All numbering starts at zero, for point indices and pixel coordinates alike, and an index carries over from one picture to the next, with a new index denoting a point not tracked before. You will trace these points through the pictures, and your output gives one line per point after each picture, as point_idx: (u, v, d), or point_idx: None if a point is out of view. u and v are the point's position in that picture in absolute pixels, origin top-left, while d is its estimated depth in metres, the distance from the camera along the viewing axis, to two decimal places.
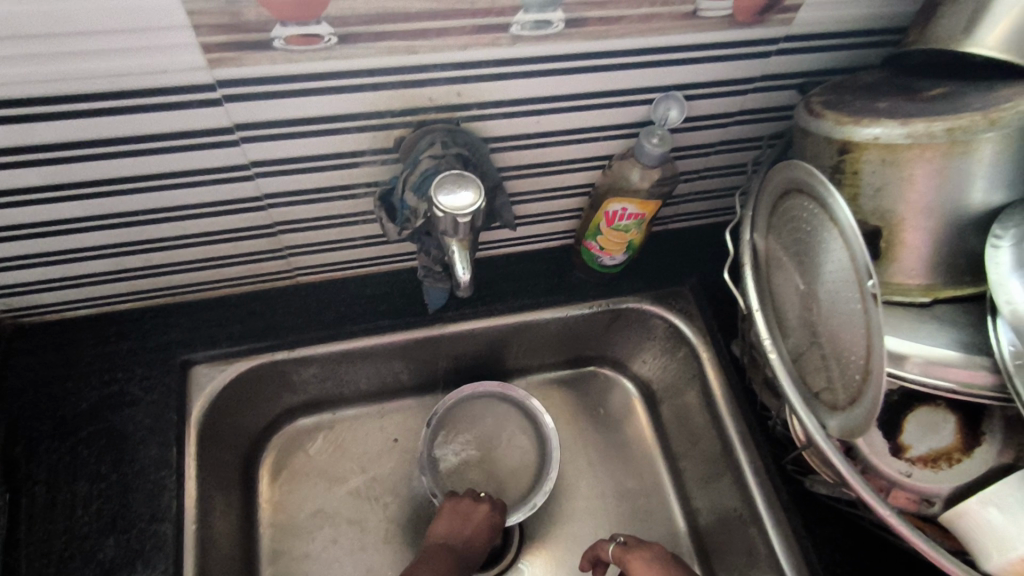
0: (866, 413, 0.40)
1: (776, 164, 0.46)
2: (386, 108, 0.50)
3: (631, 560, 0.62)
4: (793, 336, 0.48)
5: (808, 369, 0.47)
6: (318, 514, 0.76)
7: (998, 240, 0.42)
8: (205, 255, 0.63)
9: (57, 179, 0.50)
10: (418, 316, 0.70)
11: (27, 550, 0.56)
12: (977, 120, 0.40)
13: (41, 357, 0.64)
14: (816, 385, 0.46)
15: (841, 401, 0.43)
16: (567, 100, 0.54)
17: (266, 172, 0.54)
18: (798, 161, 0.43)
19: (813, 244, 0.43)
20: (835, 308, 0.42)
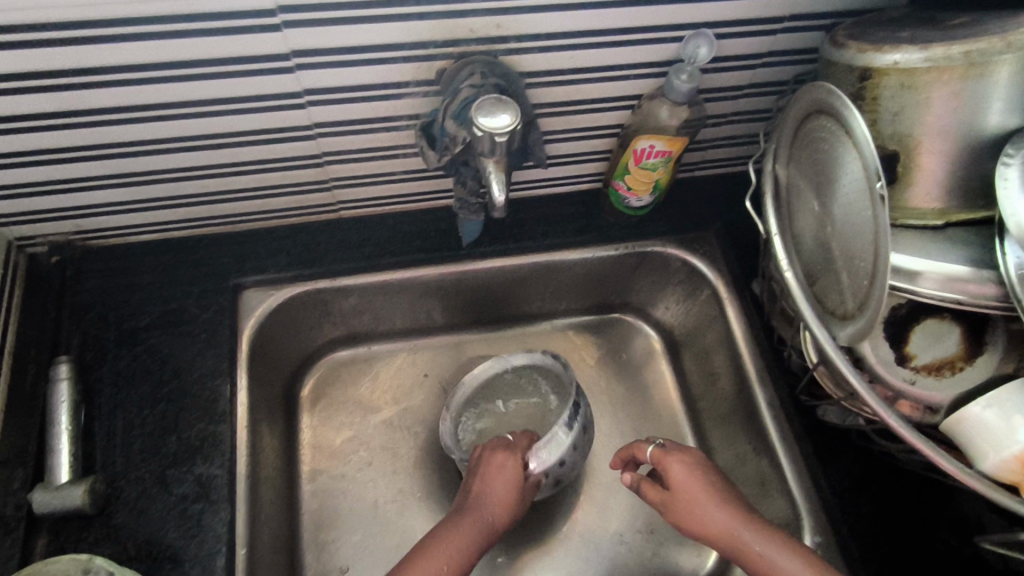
0: (873, 314, 0.43)
1: (800, 89, 0.49)
2: (430, 38, 0.54)
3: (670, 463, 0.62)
4: (809, 258, 0.51)
5: (822, 286, 0.50)
6: (355, 439, 0.78)
7: (1009, 159, 0.44)
8: (257, 183, 0.67)
9: (130, 100, 0.55)
10: (452, 251, 0.74)
11: (101, 442, 0.62)
12: (994, 42, 0.43)
13: (107, 275, 0.70)
14: (829, 299, 0.49)
15: (850, 309, 0.46)
16: (601, 35, 0.57)
17: (316, 100, 0.58)
18: (819, 83, 0.46)
19: (831, 161, 0.46)
20: (849, 219, 0.45)
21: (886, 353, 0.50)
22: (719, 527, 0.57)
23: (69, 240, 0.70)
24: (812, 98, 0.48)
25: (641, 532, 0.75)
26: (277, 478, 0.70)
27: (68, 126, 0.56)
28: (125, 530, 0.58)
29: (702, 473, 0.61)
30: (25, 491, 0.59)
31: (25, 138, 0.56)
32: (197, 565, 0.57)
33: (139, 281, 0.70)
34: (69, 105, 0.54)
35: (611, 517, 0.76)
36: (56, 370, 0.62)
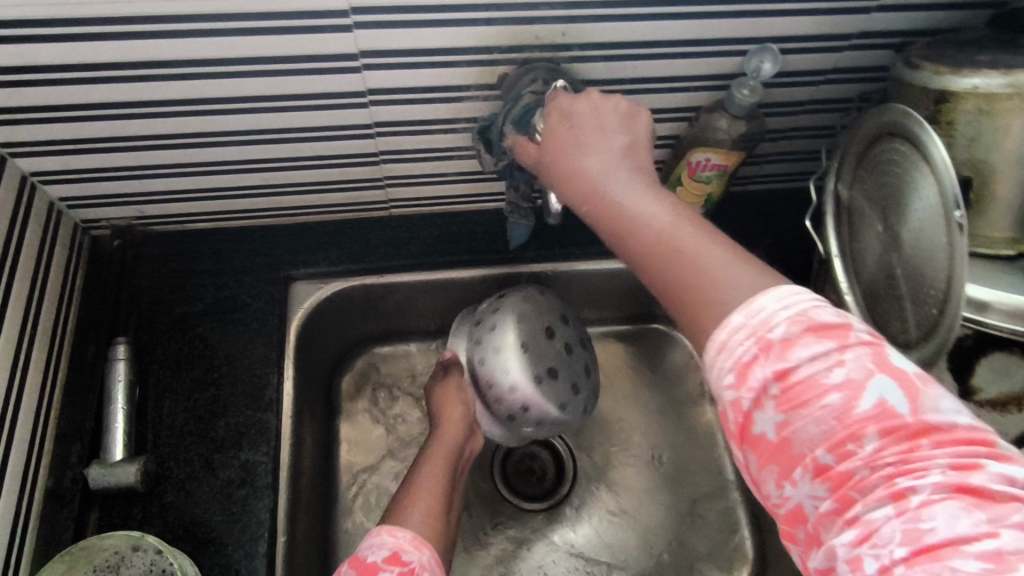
0: (940, 345, 0.43)
1: (871, 110, 0.48)
2: (496, 43, 0.54)
3: None
4: (868, 282, 0.50)
5: (880, 312, 0.49)
6: (390, 434, 0.78)
7: None
8: (314, 178, 0.69)
9: (203, 94, 0.56)
10: (499, 253, 0.74)
11: (152, 424, 0.63)
12: None
13: (164, 261, 0.72)
14: (889, 326, 0.48)
15: (914, 337, 0.46)
16: (666, 46, 0.56)
17: (379, 100, 0.59)
18: (896, 105, 0.45)
19: (903, 186, 0.45)
20: (919, 247, 0.44)
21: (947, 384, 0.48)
22: None
23: (131, 225, 0.72)
24: (885, 120, 0.47)
25: (671, 547, 0.75)
26: (316, 469, 0.72)
27: (140, 115, 0.58)
28: (173, 509, 0.60)
29: None
30: (82, 466, 0.62)
31: (99, 124, 0.58)
32: (241, 548, 0.58)
33: (195, 267, 0.72)
34: (144, 95, 0.56)
35: (642, 530, 0.75)
36: (114, 350, 0.64)
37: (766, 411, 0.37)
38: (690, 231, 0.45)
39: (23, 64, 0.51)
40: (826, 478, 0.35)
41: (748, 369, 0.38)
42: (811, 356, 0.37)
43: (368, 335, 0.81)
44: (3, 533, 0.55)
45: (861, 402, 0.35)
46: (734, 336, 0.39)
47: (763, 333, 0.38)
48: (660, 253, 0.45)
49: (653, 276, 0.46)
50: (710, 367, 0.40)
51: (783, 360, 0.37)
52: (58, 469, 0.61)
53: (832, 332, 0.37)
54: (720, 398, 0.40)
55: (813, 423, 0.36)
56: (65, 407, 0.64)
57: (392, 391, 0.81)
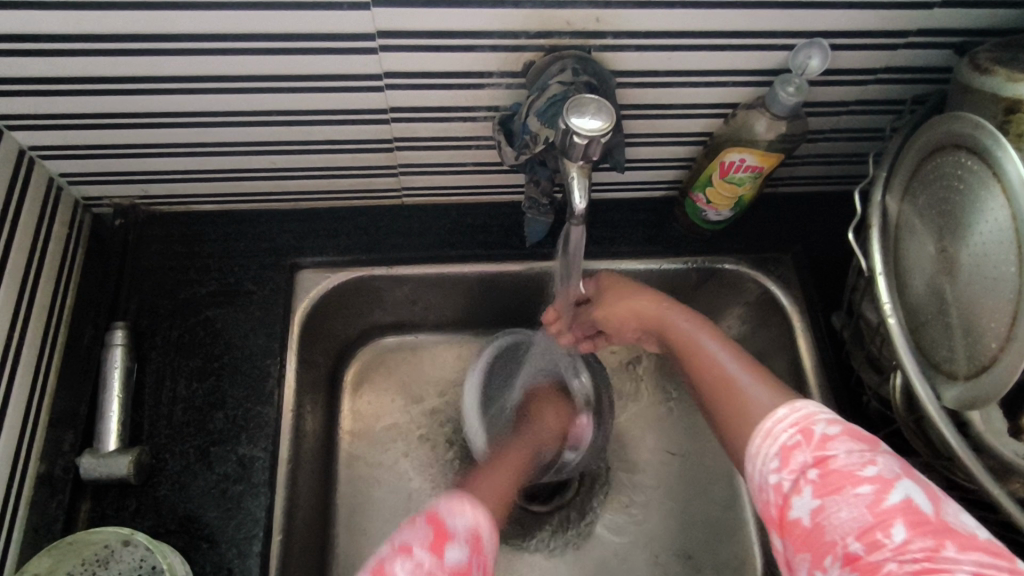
0: (996, 384, 0.39)
1: (935, 118, 0.44)
2: (523, 27, 0.50)
3: (616, 296, 0.63)
4: (914, 304, 0.46)
5: (926, 338, 0.45)
6: (394, 429, 0.76)
7: None
8: (324, 163, 0.65)
9: (209, 70, 0.53)
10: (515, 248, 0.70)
11: (149, 412, 0.61)
12: None
13: (167, 242, 0.69)
14: (936, 354, 0.44)
15: (965, 371, 0.42)
16: (706, 37, 0.52)
17: (396, 84, 0.55)
18: (965, 114, 0.41)
19: (965, 203, 0.41)
20: (979, 273, 0.40)
21: (996, 419, 0.44)
22: (686, 336, 0.59)
23: (134, 203, 0.69)
24: (949, 129, 0.43)
25: (680, 561, 0.71)
26: (316, 463, 0.69)
27: (143, 91, 0.55)
28: (167, 502, 0.58)
29: (646, 299, 0.62)
30: (74, 454, 0.60)
31: (101, 98, 0.55)
32: (234, 547, 0.56)
33: (199, 251, 0.69)
34: (147, 69, 0.53)
35: (650, 541, 0.72)
36: (110, 334, 0.62)
37: (804, 494, 0.44)
38: (733, 358, 0.55)
39: (19, 32, 0.48)
40: (855, 565, 0.41)
41: (790, 453, 0.46)
42: (848, 453, 0.45)
43: (375, 326, 0.78)
44: None
45: (891, 495, 0.42)
46: (778, 425, 0.48)
47: (803, 425, 0.47)
48: (715, 381, 0.55)
49: (702, 386, 0.56)
50: (754, 448, 0.49)
51: (821, 450, 0.45)
52: (50, 455, 0.59)
53: (864, 438, 0.45)
54: (764, 480, 0.47)
55: (848, 508, 0.43)
56: (60, 391, 0.62)
57: (397, 385, 0.78)
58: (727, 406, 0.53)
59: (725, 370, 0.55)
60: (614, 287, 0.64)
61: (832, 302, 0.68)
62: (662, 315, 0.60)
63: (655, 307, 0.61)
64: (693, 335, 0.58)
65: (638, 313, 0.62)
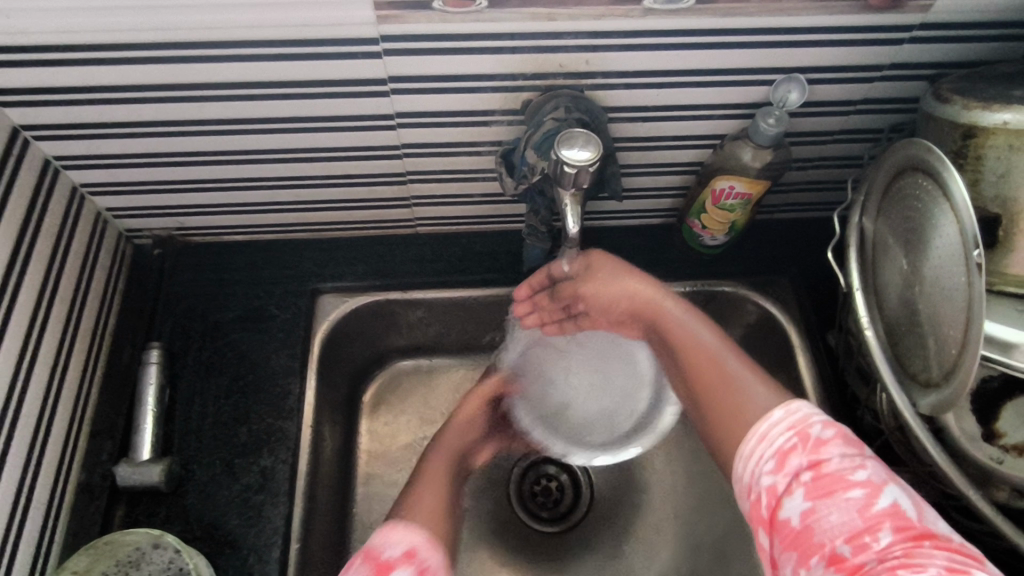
0: (958, 387, 0.41)
1: (894, 144, 0.48)
2: (521, 70, 0.55)
3: (597, 270, 0.66)
4: (890, 319, 0.49)
5: (902, 350, 0.48)
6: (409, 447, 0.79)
7: None
8: (343, 196, 0.71)
9: (239, 115, 0.59)
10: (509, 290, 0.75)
11: (180, 425, 0.66)
12: None
13: (197, 270, 0.75)
14: (910, 365, 0.47)
15: (935, 378, 0.44)
16: (691, 75, 0.57)
17: (406, 123, 0.61)
18: (916, 139, 0.45)
19: (922, 221, 0.45)
20: (939, 284, 0.43)
21: (969, 425, 0.46)
22: (661, 314, 0.63)
23: (171, 235, 0.76)
24: (905, 154, 0.47)
25: None
26: (333, 478, 0.73)
27: (182, 133, 0.61)
28: (194, 510, 0.62)
29: (630, 275, 0.65)
30: (111, 463, 0.64)
31: (146, 141, 0.62)
32: (255, 553, 0.60)
33: (229, 278, 0.74)
34: (185, 114, 0.59)
35: (657, 560, 0.74)
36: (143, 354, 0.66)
37: (796, 496, 0.46)
38: (730, 352, 0.59)
39: (78, 83, 0.55)
40: (841, 566, 0.42)
41: (786, 456, 0.48)
42: (839, 457, 0.47)
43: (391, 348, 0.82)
44: (37, 520, 0.58)
45: (879, 499, 0.44)
46: (775, 428, 0.50)
47: (798, 429, 0.49)
48: (711, 366, 0.58)
49: (694, 369, 0.60)
50: (749, 451, 0.51)
51: (815, 455, 0.47)
52: (90, 464, 0.65)
53: (855, 446, 0.47)
54: (757, 481, 0.49)
55: (837, 512, 0.44)
56: (101, 405, 0.68)
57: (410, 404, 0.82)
58: (718, 409, 0.56)
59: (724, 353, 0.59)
60: (602, 264, 0.66)
61: (828, 323, 0.71)
62: (639, 295, 0.64)
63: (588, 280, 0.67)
64: (691, 329, 0.61)
65: (621, 290, 0.65)
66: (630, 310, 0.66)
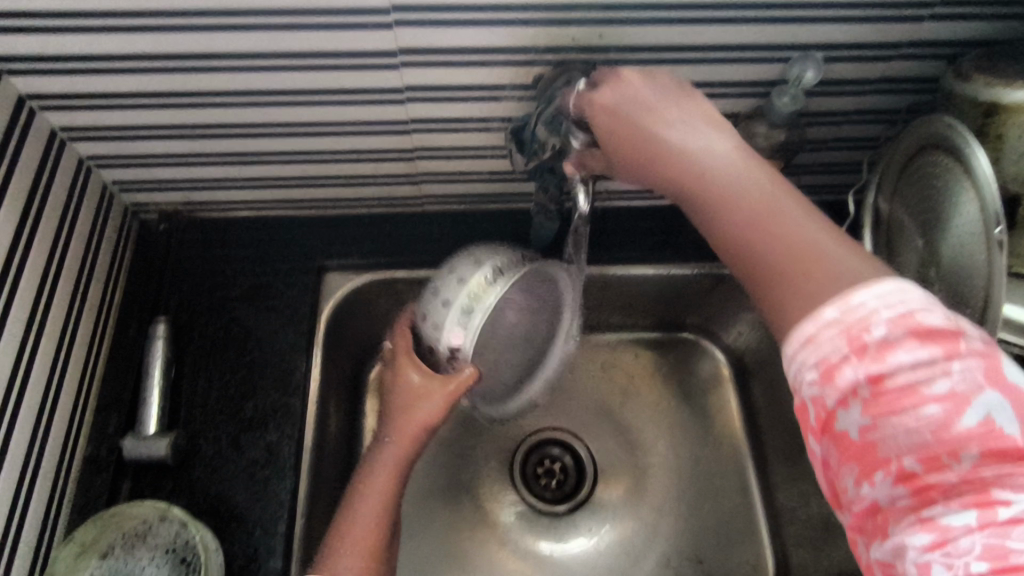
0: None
1: (914, 121, 0.47)
2: (532, 43, 0.55)
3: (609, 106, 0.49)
4: None
5: None
6: None
7: None
8: (350, 171, 0.71)
9: (247, 86, 0.58)
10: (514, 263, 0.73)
11: (186, 400, 0.66)
12: None
13: (203, 246, 0.74)
14: None
15: None
16: (705, 51, 0.56)
17: (415, 97, 0.60)
18: (937, 115, 0.44)
19: (942, 199, 0.44)
20: (956, 264, 0.43)
21: None
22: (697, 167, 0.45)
23: (177, 209, 0.75)
24: (925, 132, 0.46)
25: (690, 564, 0.73)
26: (338, 454, 0.73)
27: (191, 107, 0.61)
28: (200, 484, 0.62)
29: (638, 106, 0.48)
30: (118, 436, 0.64)
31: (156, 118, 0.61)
32: (261, 526, 0.60)
33: (235, 254, 0.74)
34: (192, 85, 0.58)
35: (661, 543, 0.74)
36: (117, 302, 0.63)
37: (852, 413, 0.34)
38: (784, 197, 0.41)
39: (86, 52, 0.54)
40: (911, 484, 0.32)
41: (838, 369, 0.34)
42: (911, 362, 0.33)
43: None
44: (44, 491, 0.59)
45: (964, 414, 0.32)
46: (827, 330, 0.35)
47: (854, 330, 0.35)
48: (755, 215, 0.41)
49: (725, 234, 0.42)
50: (795, 355, 0.37)
51: (877, 363, 0.33)
52: (96, 438, 0.65)
53: (936, 340, 0.33)
54: (798, 391, 0.37)
55: (903, 432, 0.32)
56: (107, 379, 0.67)
57: None
58: (764, 267, 0.40)
59: (763, 211, 0.41)
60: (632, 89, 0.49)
61: None
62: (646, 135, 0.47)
63: (651, 120, 0.47)
64: (725, 173, 0.43)
65: (643, 123, 0.48)
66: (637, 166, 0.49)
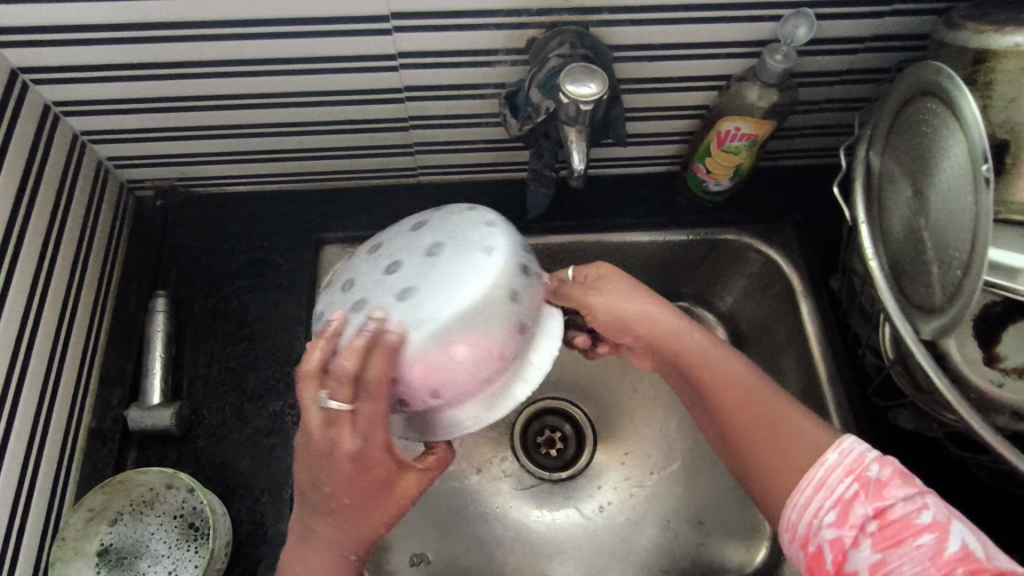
0: (961, 307, 0.41)
1: (905, 71, 0.47)
2: (525, 5, 0.55)
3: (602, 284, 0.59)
4: (895, 251, 0.49)
5: (906, 280, 0.48)
6: None
7: None
8: (345, 143, 0.71)
9: (241, 55, 0.58)
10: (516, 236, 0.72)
11: (188, 372, 0.67)
12: None
13: (200, 221, 0.75)
14: (913, 294, 0.47)
15: (938, 303, 0.44)
16: (697, 10, 0.56)
17: (409, 64, 0.60)
18: (927, 62, 0.45)
19: (933, 145, 0.44)
20: (946, 207, 0.43)
21: (971, 350, 0.47)
22: (694, 350, 0.57)
23: (173, 186, 0.75)
24: (916, 80, 0.46)
25: (689, 525, 0.74)
26: None
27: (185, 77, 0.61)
28: (205, 453, 0.63)
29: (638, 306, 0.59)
30: (122, 408, 0.65)
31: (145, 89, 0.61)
32: (266, 493, 0.61)
33: (232, 228, 0.74)
34: (186, 55, 0.58)
35: (660, 505, 0.75)
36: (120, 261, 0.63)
37: (865, 548, 0.43)
38: (770, 388, 0.55)
39: (78, 23, 0.54)
40: None
41: (850, 506, 0.45)
42: (903, 501, 0.45)
43: None
44: (50, 462, 0.59)
45: (949, 542, 0.43)
46: (833, 475, 0.47)
47: (857, 472, 0.47)
48: (749, 413, 0.54)
49: (722, 413, 0.55)
50: (801, 500, 0.48)
51: (879, 501, 0.45)
52: (100, 411, 0.65)
53: (916, 481, 0.45)
54: (814, 532, 0.46)
55: (909, 561, 0.42)
56: (109, 354, 0.68)
57: None
58: (761, 454, 0.52)
59: (753, 386, 0.54)
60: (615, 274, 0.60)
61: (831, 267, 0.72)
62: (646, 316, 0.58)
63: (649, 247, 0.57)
64: (719, 363, 0.56)
65: (635, 314, 0.59)
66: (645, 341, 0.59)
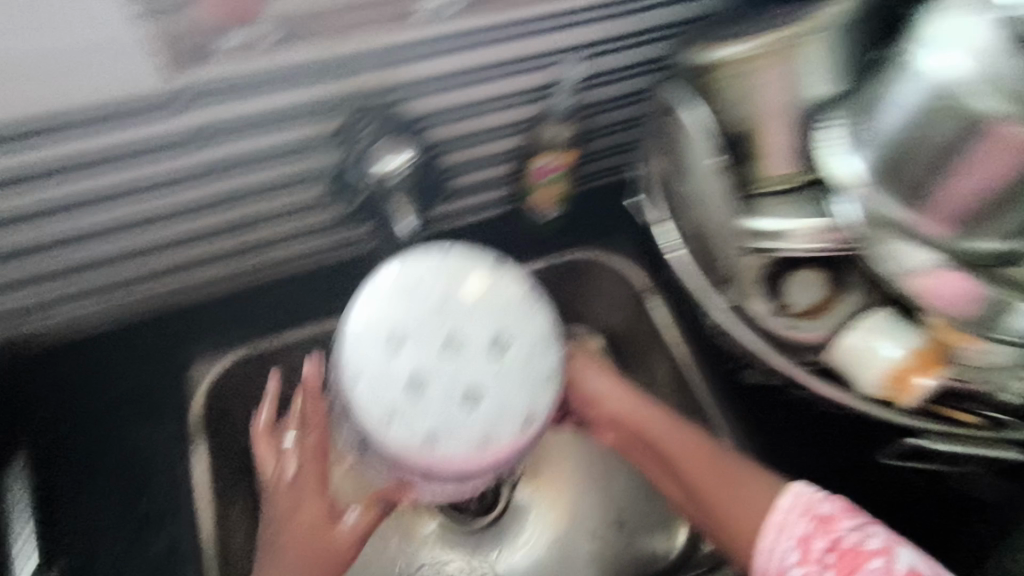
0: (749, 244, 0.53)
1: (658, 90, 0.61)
2: (325, 98, 0.57)
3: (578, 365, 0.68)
4: (696, 229, 0.60)
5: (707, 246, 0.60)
6: None
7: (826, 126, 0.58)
8: (182, 263, 0.69)
9: (38, 196, 0.55)
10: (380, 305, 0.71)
11: (68, 523, 0.66)
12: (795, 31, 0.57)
13: (39, 374, 0.70)
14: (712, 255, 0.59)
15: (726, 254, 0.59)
16: (485, 70, 0.62)
17: (224, 171, 0.60)
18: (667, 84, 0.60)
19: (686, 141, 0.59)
20: (701, 184, 0.59)
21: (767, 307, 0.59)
22: (645, 415, 0.65)
23: None
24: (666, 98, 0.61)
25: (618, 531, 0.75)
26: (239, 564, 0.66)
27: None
28: None
29: (609, 377, 0.67)
30: None
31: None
32: None
33: (81, 370, 0.71)
34: None
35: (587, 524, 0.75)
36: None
37: None
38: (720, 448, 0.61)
39: None
40: None
41: (808, 543, 0.50)
42: (852, 528, 0.49)
43: None
44: None
45: (898, 563, 0.46)
46: (789, 518, 0.52)
47: (810, 511, 0.52)
48: (704, 466, 0.60)
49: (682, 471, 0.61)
50: (763, 547, 0.53)
51: (830, 532, 0.49)
52: None
53: (857, 511, 0.50)
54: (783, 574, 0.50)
55: None
56: None
57: None
58: (719, 515, 0.57)
59: (708, 449, 0.61)
60: (584, 370, 0.68)
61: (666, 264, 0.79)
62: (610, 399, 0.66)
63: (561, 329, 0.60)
64: (672, 427, 0.63)
65: (603, 389, 0.67)
66: (613, 420, 0.67)
